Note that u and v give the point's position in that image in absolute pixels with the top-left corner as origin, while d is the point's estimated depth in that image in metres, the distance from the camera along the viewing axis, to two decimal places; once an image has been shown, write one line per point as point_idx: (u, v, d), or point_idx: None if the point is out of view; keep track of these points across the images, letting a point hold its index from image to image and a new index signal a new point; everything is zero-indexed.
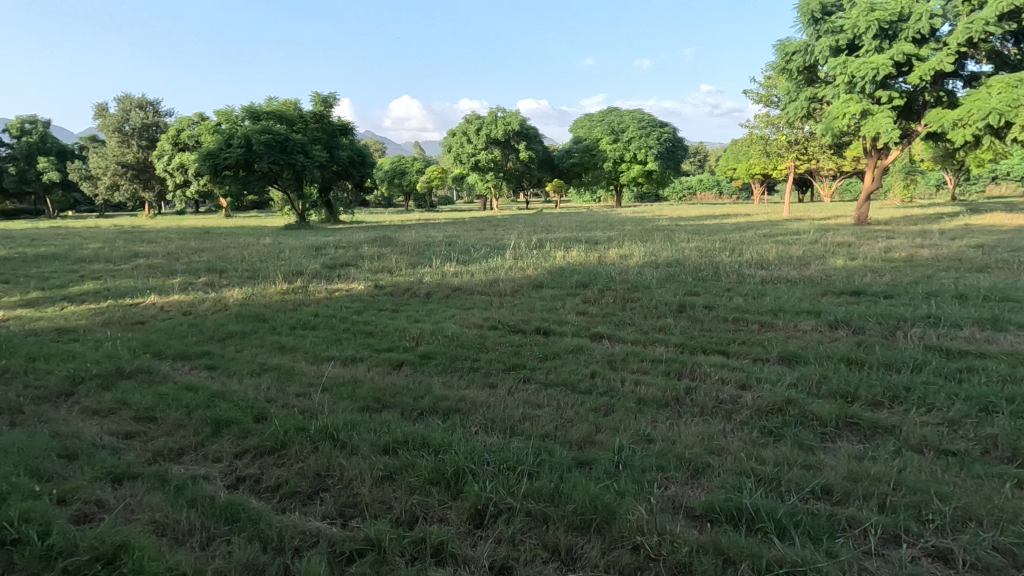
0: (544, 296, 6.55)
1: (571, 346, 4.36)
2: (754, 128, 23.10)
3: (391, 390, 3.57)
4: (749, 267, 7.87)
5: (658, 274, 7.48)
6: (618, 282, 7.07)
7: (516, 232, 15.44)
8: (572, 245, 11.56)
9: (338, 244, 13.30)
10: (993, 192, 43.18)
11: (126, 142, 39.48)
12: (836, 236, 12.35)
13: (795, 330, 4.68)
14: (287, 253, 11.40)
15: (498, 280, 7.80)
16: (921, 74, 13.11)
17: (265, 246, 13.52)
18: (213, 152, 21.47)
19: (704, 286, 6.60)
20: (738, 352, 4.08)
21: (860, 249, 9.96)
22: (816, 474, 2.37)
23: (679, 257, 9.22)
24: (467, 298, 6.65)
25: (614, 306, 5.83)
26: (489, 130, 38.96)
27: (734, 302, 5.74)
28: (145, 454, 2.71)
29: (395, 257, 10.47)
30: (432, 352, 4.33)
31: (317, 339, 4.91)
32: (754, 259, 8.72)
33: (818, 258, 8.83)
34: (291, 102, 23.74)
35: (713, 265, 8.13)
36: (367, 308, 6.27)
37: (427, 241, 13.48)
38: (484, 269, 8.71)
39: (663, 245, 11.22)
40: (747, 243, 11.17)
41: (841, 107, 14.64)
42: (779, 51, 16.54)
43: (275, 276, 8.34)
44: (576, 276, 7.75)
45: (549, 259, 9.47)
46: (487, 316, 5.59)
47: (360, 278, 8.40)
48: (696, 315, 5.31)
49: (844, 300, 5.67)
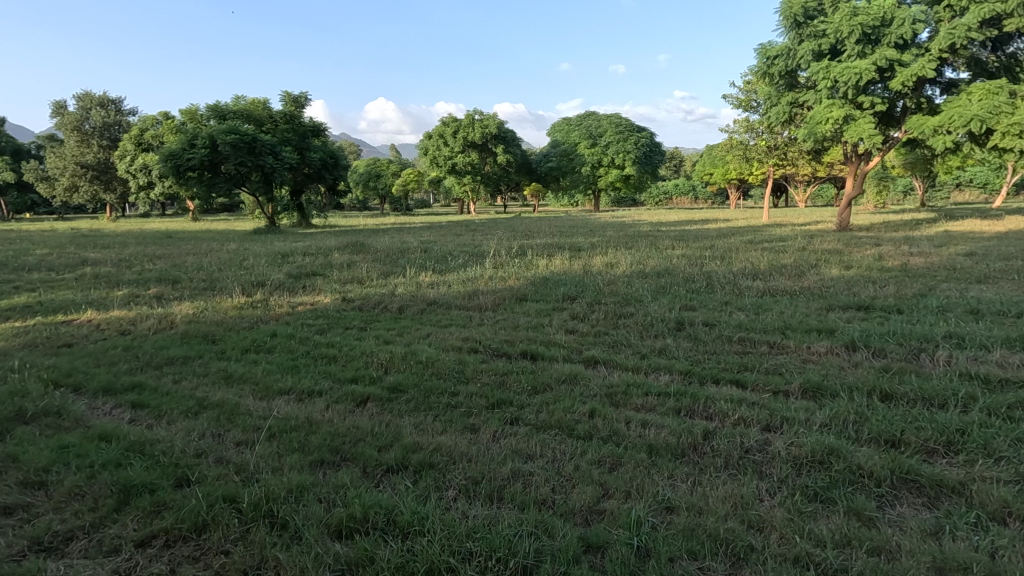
0: (528, 311, 5.99)
1: (564, 376, 3.81)
2: (734, 133, 23.03)
3: (351, 437, 2.96)
4: (744, 278, 7.42)
5: (649, 286, 7.00)
6: (607, 294, 6.56)
7: (495, 238, 14.85)
8: (554, 253, 11.03)
9: (306, 251, 12.52)
10: (958, 199, 44.31)
11: (86, 141, 37.81)
12: (823, 243, 12.11)
13: (810, 353, 4.20)
14: (250, 261, 10.61)
15: (478, 292, 7.20)
16: (903, 79, 12.99)
17: (227, 252, 12.65)
18: (175, 152, 20.40)
19: (700, 300, 6.13)
20: (753, 382, 3.59)
21: (850, 257, 9.66)
22: (890, 564, 1.87)
23: (668, 266, 8.76)
24: (444, 314, 6.05)
25: (606, 323, 5.30)
26: (466, 133, 38.38)
27: (735, 319, 5.27)
28: (18, 542, 2.06)
29: (366, 266, 9.79)
30: (403, 384, 3.73)
31: (270, 367, 4.25)
32: (745, 268, 8.31)
33: (812, 266, 8.47)
34: (259, 101, 22.80)
35: (706, 275, 7.68)
36: (332, 326, 5.62)
37: (402, 247, 12.85)
38: (462, 279, 8.10)
39: (649, 252, 10.76)
40: (734, 251, 10.78)
41: (824, 112, 14.48)
42: (761, 55, 16.35)
43: (231, 288, 7.60)
44: (562, 287, 7.21)
45: (532, 268, 8.91)
46: (466, 336, 5.00)
47: (328, 289, 7.73)
48: (697, 333, 4.81)
49: (853, 316, 5.24)
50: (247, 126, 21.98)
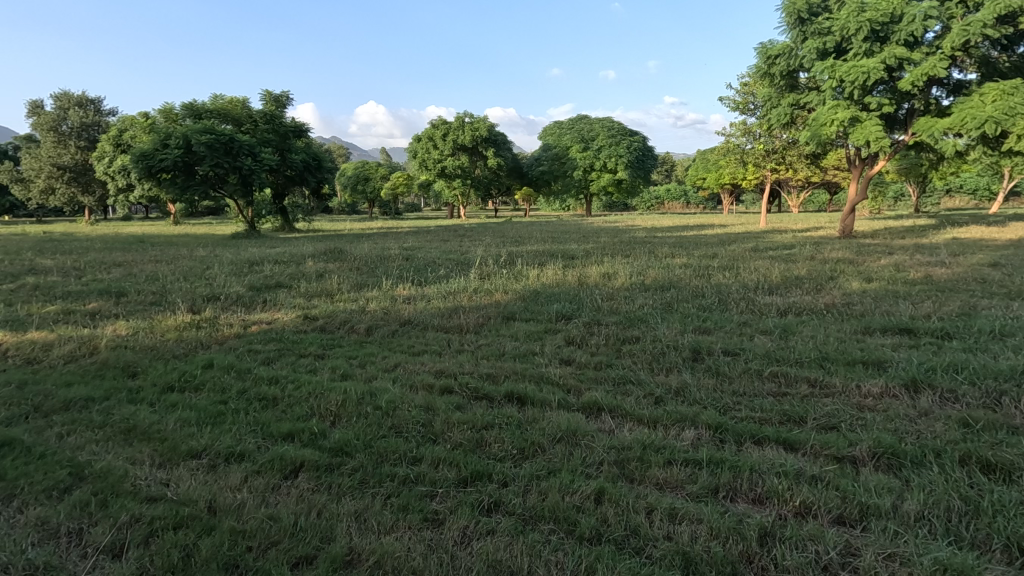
0: (517, 333, 5.15)
1: (560, 432, 2.97)
2: (730, 136, 22.41)
3: (262, 539, 2.10)
4: (758, 293, 6.61)
5: (654, 303, 6.21)
6: (607, 313, 5.71)
7: (482, 245, 14.00)
8: (546, 262, 10.17)
9: (277, 258, 11.58)
10: (948, 205, 44.33)
11: (62, 142, 36.58)
12: (832, 251, 11.40)
13: (865, 397, 3.40)
14: (211, 271, 9.64)
15: (460, 309, 6.33)
16: (913, 79, 12.36)
17: (191, 260, 11.67)
18: (147, 153, 19.31)
19: (715, 321, 5.32)
20: (807, 441, 2.77)
21: (867, 268, 8.93)
22: None
23: (671, 278, 7.93)
24: (418, 338, 5.17)
25: (609, 352, 4.47)
26: (456, 135, 37.57)
27: (761, 346, 4.47)
28: None
29: (338, 277, 8.91)
30: (352, 443, 2.87)
31: (188, 415, 3.35)
32: (757, 281, 7.52)
33: (829, 279, 7.70)
34: (237, 100, 21.85)
35: (715, 290, 6.88)
36: (286, 354, 4.73)
37: (383, 254, 12.00)
38: (442, 293, 7.23)
39: (648, 261, 9.99)
40: (739, 260, 10.01)
41: (828, 114, 13.82)
42: (761, 54, 15.68)
43: (179, 303, 6.66)
44: (555, 304, 6.36)
45: (521, 280, 8.06)
46: (441, 369, 4.15)
47: (291, 305, 6.84)
48: (719, 367, 3.98)
49: (899, 343, 4.44)
50: (224, 125, 21.02)
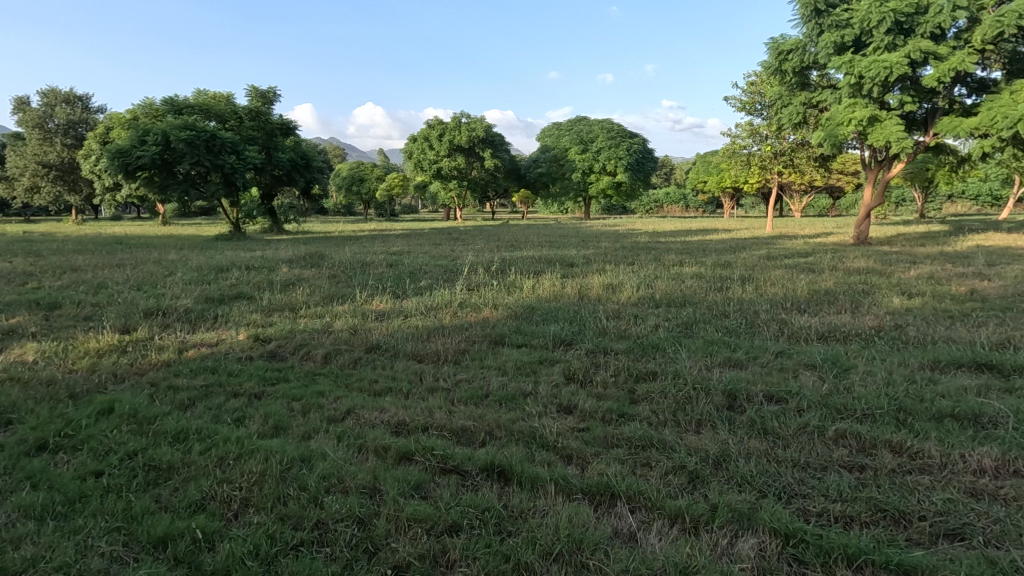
0: (506, 364, 4.20)
1: (558, 541, 2.02)
2: (735, 137, 21.55)
3: None
4: (789, 312, 5.67)
5: (669, 324, 5.28)
6: (614, 339, 4.76)
7: (475, 250, 13.07)
8: (543, 270, 9.22)
9: (249, 264, 10.58)
10: (950, 211, 43.75)
11: (48, 139, 35.46)
12: (854, 260, 10.51)
13: (978, 477, 2.47)
14: (168, 279, 8.63)
15: (440, 329, 5.38)
16: (939, 74, 11.51)
17: (155, 265, 10.66)
18: (124, 149, 18.28)
19: (748, 351, 4.38)
20: (931, 569, 1.84)
21: (899, 280, 8.03)
22: None
23: (684, 292, 6.97)
24: (383, 371, 4.22)
25: (620, 397, 3.52)
26: (452, 136, 36.71)
27: (811, 389, 3.54)
28: None
29: (310, 286, 7.96)
30: (248, 565, 1.92)
31: (35, 496, 2.38)
32: (782, 296, 6.61)
33: (863, 294, 6.80)
34: (221, 95, 20.88)
35: (738, 307, 5.95)
36: (214, 392, 3.78)
37: (367, 259, 11.08)
38: (423, 307, 6.30)
39: (655, 270, 9.09)
40: (755, 270, 9.10)
41: (845, 113, 13.00)
42: (773, 49, 14.81)
43: (111, 320, 5.67)
44: (553, 324, 5.42)
45: (515, 293, 7.10)
46: (402, 422, 3.20)
47: (245, 322, 5.87)
48: (768, 423, 3.05)
49: (989, 387, 3.50)
50: (207, 121, 20.05)
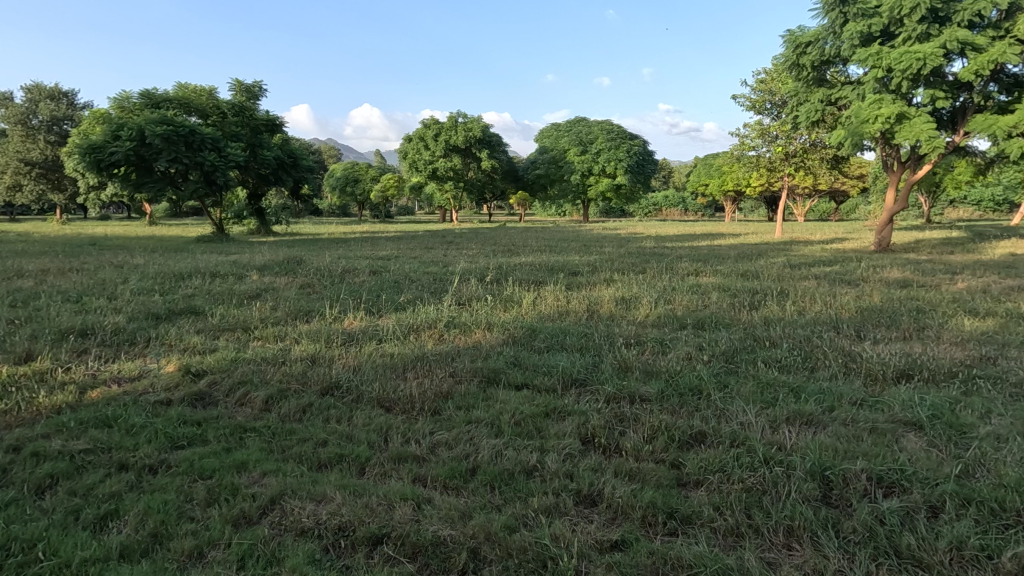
0: (500, 418, 3.15)
1: None
2: (743, 138, 20.57)
3: None
4: (849, 340, 4.63)
5: (706, 355, 4.24)
6: (640, 378, 3.71)
7: (470, 255, 12.04)
8: (544, 280, 8.16)
9: (216, 271, 9.45)
10: (952, 215, 42.97)
11: (32, 136, 34.33)
12: (887, 269, 9.52)
13: None
14: (116, 288, 7.53)
15: (419, 359, 4.32)
16: (976, 66, 10.59)
17: (110, 271, 9.51)
18: (96, 145, 17.12)
19: (820, 400, 3.32)
20: None
21: (952, 294, 7.02)
22: None
23: (712, 310, 5.93)
24: (337, 426, 3.16)
25: (662, 481, 2.48)
26: (448, 136, 35.71)
27: (935, 468, 2.49)
28: None
29: (276, 299, 6.88)
30: None
31: None
32: (828, 316, 5.58)
33: (923, 314, 5.78)
34: (203, 89, 19.79)
35: (783, 332, 4.91)
36: (93, 463, 2.70)
37: (349, 265, 10.03)
38: (402, 328, 5.25)
39: (671, 281, 8.05)
40: (784, 281, 8.07)
41: (870, 109, 11.99)
42: (790, 42, 13.87)
43: (12, 345, 4.57)
44: (560, 353, 4.38)
45: (511, 309, 6.03)
46: (344, 529, 2.14)
47: (182, 347, 4.77)
48: (902, 540, 2.00)
49: None
50: (187, 117, 18.96)
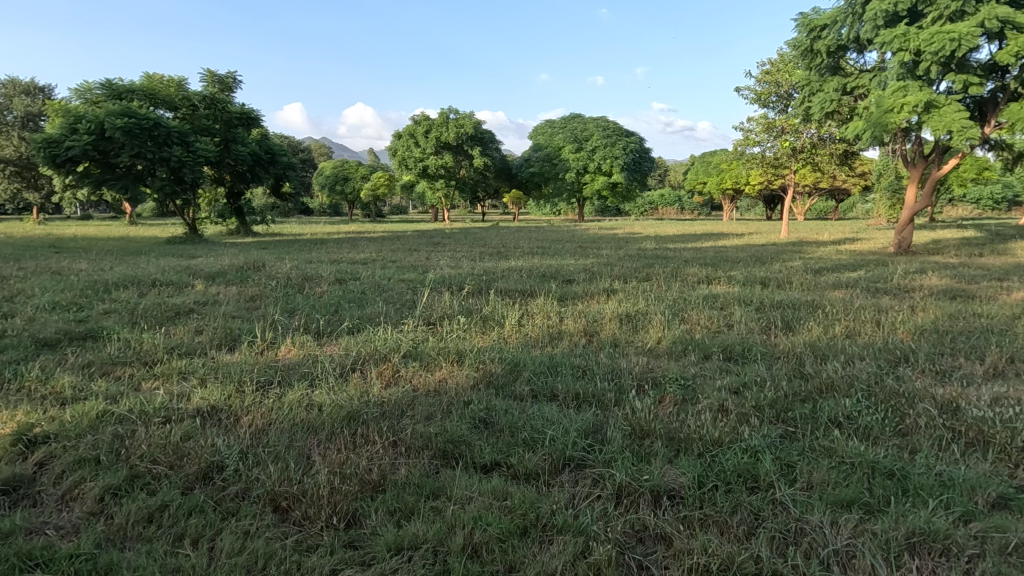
0: (448, 543, 1.97)
1: None
2: (748, 132, 19.43)
3: None
4: (938, 382, 3.46)
5: (751, 409, 3.05)
6: (667, 457, 2.52)
7: (453, 259, 10.79)
8: (533, 291, 6.96)
9: (157, 279, 8.16)
10: (953, 213, 41.80)
11: (6, 133, 32.67)
12: (924, 276, 8.36)
13: None
14: (22, 303, 6.23)
15: (354, 416, 3.11)
16: (1016, 48, 9.47)
17: (35, 280, 8.21)
18: (53, 139, 15.76)
19: (946, 502, 2.16)
20: None
21: (1018, 308, 5.86)
22: None
23: (740, 334, 4.74)
24: (185, 557, 1.95)
25: None
26: (438, 133, 34.44)
27: None
28: None
29: (208, 317, 5.63)
30: None
31: None
32: (888, 341, 4.41)
33: (1004, 337, 4.62)
34: (173, 80, 18.49)
35: (844, 368, 3.71)
36: None
37: (315, 271, 8.80)
38: (346, 362, 4.03)
39: (682, 292, 6.85)
40: (813, 291, 6.88)
41: (895, 97, 10.84)
42: (804, 27, 12.84)
43: None
44: (551, 405, 3.17)
45: (491, 333, 4.84)
46: None
47: (39, 393, 3.51)
48: None
49: None
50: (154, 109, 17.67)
